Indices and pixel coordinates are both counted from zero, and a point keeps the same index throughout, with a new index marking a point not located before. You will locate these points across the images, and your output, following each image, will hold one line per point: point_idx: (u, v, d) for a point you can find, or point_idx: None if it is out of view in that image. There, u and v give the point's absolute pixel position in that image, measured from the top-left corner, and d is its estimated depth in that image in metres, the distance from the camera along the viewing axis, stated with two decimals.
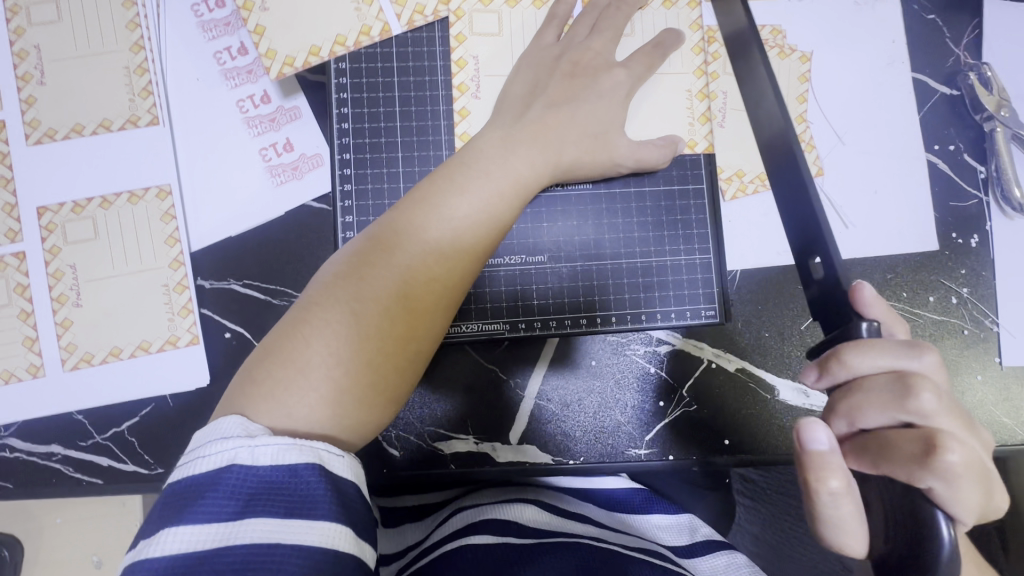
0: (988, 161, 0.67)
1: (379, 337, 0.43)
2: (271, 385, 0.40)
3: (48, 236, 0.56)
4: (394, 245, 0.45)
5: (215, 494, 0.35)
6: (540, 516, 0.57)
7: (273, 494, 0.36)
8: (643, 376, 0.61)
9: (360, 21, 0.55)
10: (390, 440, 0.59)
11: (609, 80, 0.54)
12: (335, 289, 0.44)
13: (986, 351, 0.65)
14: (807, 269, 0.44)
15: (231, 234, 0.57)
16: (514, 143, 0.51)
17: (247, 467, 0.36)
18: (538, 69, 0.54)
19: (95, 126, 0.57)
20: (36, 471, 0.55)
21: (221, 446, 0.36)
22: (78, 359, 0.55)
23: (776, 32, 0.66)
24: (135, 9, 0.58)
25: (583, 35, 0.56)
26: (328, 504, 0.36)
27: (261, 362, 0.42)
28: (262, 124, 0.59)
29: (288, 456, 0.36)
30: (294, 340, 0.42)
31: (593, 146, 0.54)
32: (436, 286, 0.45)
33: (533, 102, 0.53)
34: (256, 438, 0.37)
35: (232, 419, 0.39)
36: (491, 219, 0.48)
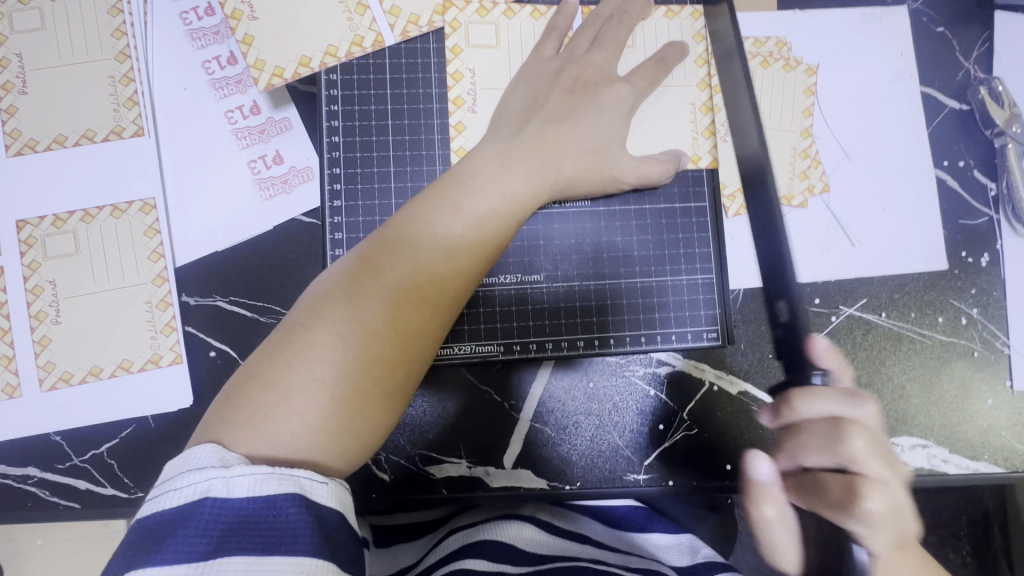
0: (999, 178, 0.65)
1: (367, 364, 0.41)
2: (250, 415, 0.38)
3: (27, 250, 0.54)
4: (385, 266, 0.43)
5: (186, 530, 0.33)
6: (539, 537, 0.56)
7: (249, 528, 0.34)
8: (642, 397, 0.59)
9: (353, 32, 0.53)
10: (381, 463, 0.57)
11: (610, 95, 0.53)
12: (320, 312, 0.41)
13: (997, 374, 0.63)
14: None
15: (217, 250, 0.56)
16: (512, 160, 0.49)
17: (221, 499, 0.34)
18: (537, 82, 0.52)
19: (78, 137, 0.55)
20: (11, 494, 0.53)
21: (193, 479, 0.34)
22: (56, 379, 0.53)
23: (782, 44, 0.64)
24: (122, 16, 0.56)
25: (585, 47, 0.54)
26: (308, 536, 0.34)
27: (238, 389, 0.40)
28: (250, 135, 0.57)
29: (265, 486, 0.35)
30: (275, 367, 0.39)
31: (594, 163, 0.52)
32: (428, 309, 0.44)
33: (532, 117, 0.51)
34: (232, 469, 0.35)
35: (205, 449, 0.37)
36: (487, 240, 0.46)
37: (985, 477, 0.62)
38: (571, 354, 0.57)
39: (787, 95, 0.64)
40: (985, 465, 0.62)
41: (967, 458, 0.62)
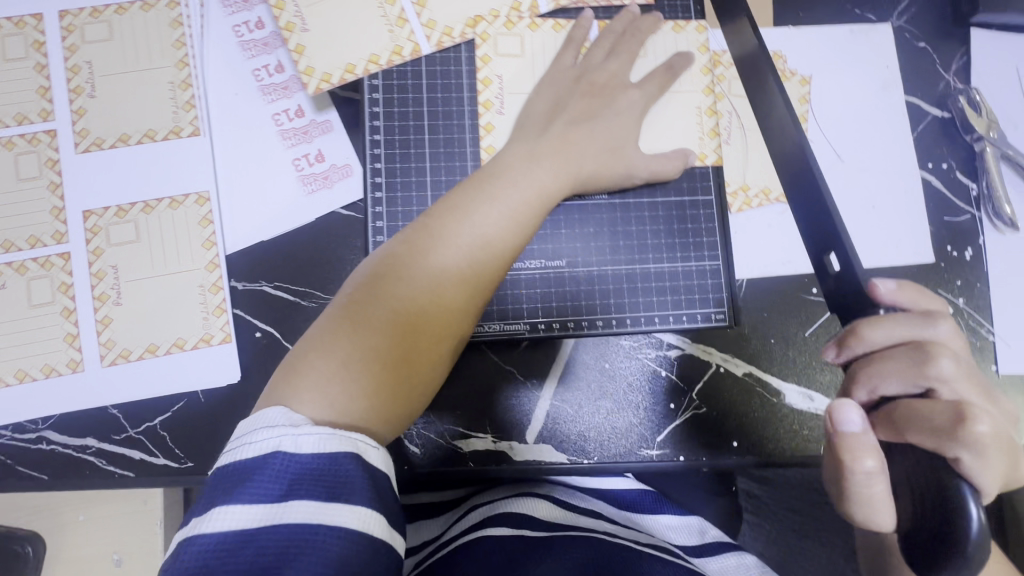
0: (980, 179, 0.71)
1: (413, 332, 0.46)
2: (310, 375, 0.43)
3: (92, 238, 0.59)
4: (426, 248, 0.48)
5: (261, 477, 0.37)
6: (554, 511, 0.59)
7: (315, 480, 0.37)
8: (655, 379, 0.63)
9: (393, 42, 0.59)
10: (412, 438, 0.61)
11: (625, 99, 0.59)
12: (372, 287, 0.47)
13: (983, 359, 0.68)
14: (824, 265, 0.48)
15: (265, 239, 0.61)
16: (539, 158, 0.54)
17: (291, 454, 0.37)
18: (560, 86, 0.59)
19: (140, 136, 0.61)
20: (70, 464, 0.57)
21: (267, 434, 0.38)
22: (116, 356, 0.58)
23: (778, 58, 0.71)
24: (181, 29, 0.63)
25: (601, 57, 0.60)
26: (366, 490, 0.38)
27: (300, 356, 0.44)
28: (295, 136, 0.63)
29: (330, 444, 0.38)
30: (334, 334, 0.44)
31: (610, 160, 0.58)
32: (464, 285, 0.48)
33: (557, 118, 0.57)
34: (300, 426, 0.38)
35: (276, 409, 0.40)
36: (517, 227, 0.52)
37: None
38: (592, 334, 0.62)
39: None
40: None
41: None
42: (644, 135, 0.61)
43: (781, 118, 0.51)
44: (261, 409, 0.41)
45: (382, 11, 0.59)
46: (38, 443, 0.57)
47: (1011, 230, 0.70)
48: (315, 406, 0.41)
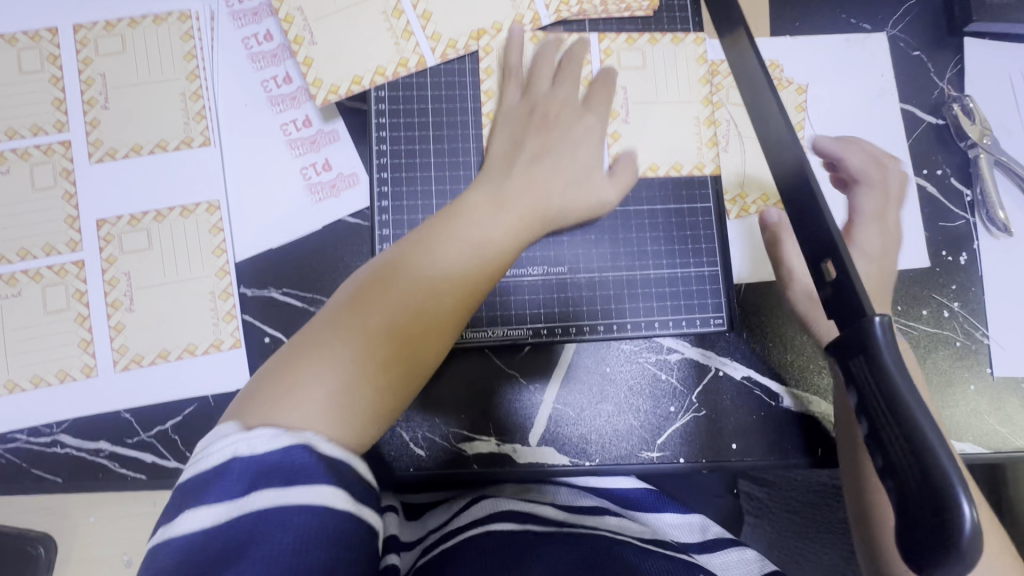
0: (974, 185, 0.72)
1: (417, 339, 0.46)
2: (304, 382, 0.42)
3: (105, 246, 0.60)
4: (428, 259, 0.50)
5: (220, 481, 0.37)
6: (557, 509, 0.59)
7: (270, 474, 0.37)
8: (655, 382, 0.64)
9: (399, 55, 0.61)
10: (418, 440, 0.62)
11: (581, 127, 0.60)
12: (372, 295, 0.47)
13: (978, 362, 0.69)
14: (820, 272, 0.45)
15: (274, 246, 0.62)
16: (512, 193, 0.55)
17: (246, 454, 0.37)
18: (515, 122, 0.60)
19: (152, 146, 0.62)
20: (83, 467, 0.58)
21: (221, 443, 0.38)
22: (128, 361, 0.59)
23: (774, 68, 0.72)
24: (192, 42, 0.64)
25: (546, 86, 0.61)
26: (323, 473, 0.37)
27: (290, 361, 0.44)
28: (303, 145, 0.64)
29: (279, 440, 0.38)
30: (330, 342, 0.44)
31: (577, 193, 0.59)
32: (465, 296, 0.49)
33: (516, 158, 0.58)
34: (250, 428, 0.38)
35: (229, 424, 0.40)
36: (512, 242, 0.54)
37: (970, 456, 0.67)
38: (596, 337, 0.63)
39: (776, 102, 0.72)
40: (969, 446, 0.68)
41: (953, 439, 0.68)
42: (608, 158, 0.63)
43: (777, 121, 0.50)
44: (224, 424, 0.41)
45: (388, 24, 0.60)
46: (52, 447, 0.58)
47: (1006, 235, 0.71)
48: (310, 415, 0.40)
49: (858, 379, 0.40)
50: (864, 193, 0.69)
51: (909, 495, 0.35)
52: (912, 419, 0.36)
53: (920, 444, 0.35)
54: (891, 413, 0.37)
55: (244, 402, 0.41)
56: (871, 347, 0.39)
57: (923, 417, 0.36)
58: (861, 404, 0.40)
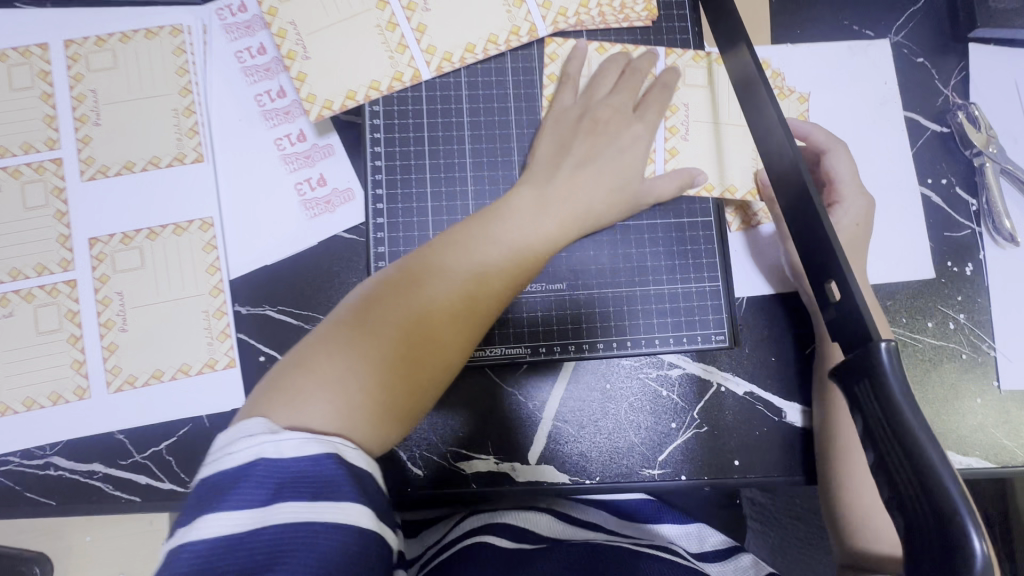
0: (980, 194, 0.71)
1: (413, 360, 0.47)
2: (323, 376, 0.44)
3: (98, 265, 0.59)
4: (443, 259, 0.51)
5: (246, 483, 0.38)
6: (555, 525, 0.62)
7: (299, 482, 0.38)
8: (656, 399, 0.64)
9: (393, 69, 0.60)
10: (415, 460, 0.61)
11: (629, 135, 0.60)
12: (389, 294, 0.49)
13: (984, 375, 0.68)
14: (823, 292, 0.44)
15: (268, 263, 0.61)
16: (549, 202, 0.56)
17: (272, 459, 0.39)
18: (564, 127, 0.60)
19: (145, 163, 0.61)
20: (78, 489, 0.57)
21: (248, 443, 0.39)
22: (122, 382, 0.58)
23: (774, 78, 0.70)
24: (184, 56, 0.63)
25: (605, 91, 0.61)
26: (350, 486, 0.39)
27: (311, 352, 0.46)
28: (298, 160, 0.63)
29: (309, 447, 0.39)
30: (349, 337, 0.46)
31: (623, 200, 0.59)
32: (477, 298, 0.50)
33: (563, 161, 0.58)
34: (280, 432, 0.40)
35: (257, 420, 0.41)
36: (540, 246, 0.54)
37: (977, 471, 0.66)
38: (598, 355, 0.62)
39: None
40: (976, 461, 0.67)
41: (959, 453, 0.66)
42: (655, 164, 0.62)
43: (778, 136, 0.48)
44: (242, 420, 0.42)
45: (382, 38, 0.60)
46: (46, 469, 0.57)
47: (1012, 245, 0.70)
48: (327, 412, 0.43)
49: (862, 402, 0.39)
50: (840, 159, 0.66)
51: (917, 526, 0.35)
52: (919, 447, 0.35)
53: (927, 472, 0.34)
54: (897, 440, 0.36)
55: (268, 389, 0.45)
56: (876, 370, 0.38)
57: (930, 443, 0.35)
58: (865, 428, 0.38)
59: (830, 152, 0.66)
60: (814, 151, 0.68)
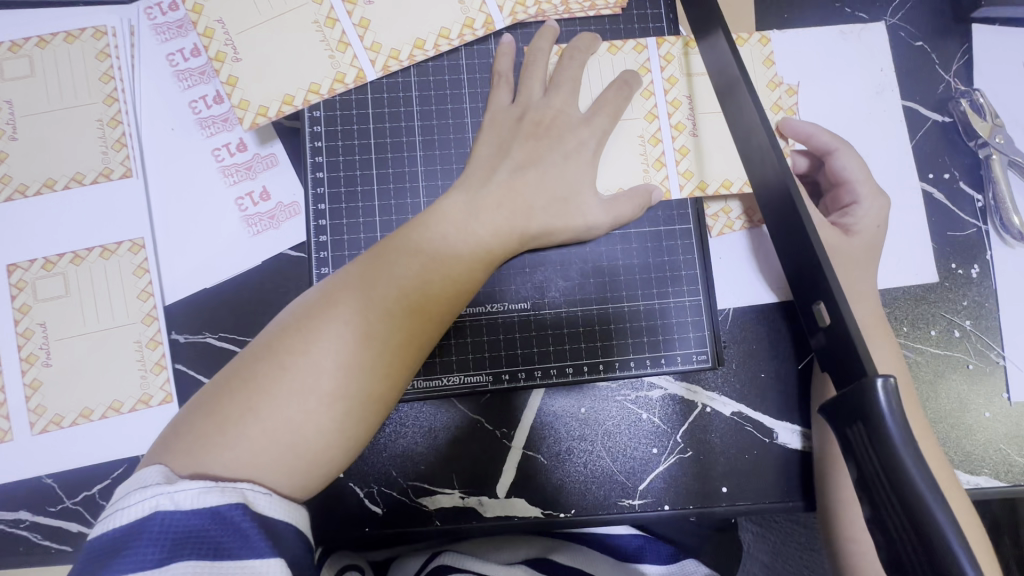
0: (985, 188, 0.65)
1: (345, 399, 0.41)
2: (234, 414, 0.39)
3: (18, 294, 0.55)
4: (375, 275, 0.45)
5: (137, 543, 0.33)
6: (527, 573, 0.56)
7: (198, 539, 0.33)
8: (636, 423, 0.58)
9: (334, 69, 0.54)
10: (373, 497, 0.56)
11: (573, 139, 0.54)
12: (314, 313, 0.43)
13: (994, 386, 0.62)
14: (813, 316, 0.39)
15: (205, 286, 0.56)
16: (478, 209, 0.51)
17: (169, 513, 0.34)
18: (503, 128, 0.54)
19: (67, 180, 0.56)
20: (2, 539, 0.53)
21: (140, 496, 0.34)
22: (47, 422, 0.54)
23: (769, 63, 0.63)
24: (109, 61, 0.58)
25: (539, 92, 0.55)
26: (262, 540, 0.34)
27: (227, 382, 0.41)
28: (238, 172, 0.57)
29: (209, 499, 0.35)
30: (266, 367, 0.41)
31: (563, 210, 0.53)
32: (418, 315, 0.45)
33: (499, 165, 0.53)
34: (177, 483, 0.35)
35: (153, 470, 0.37)
36: (479, 258, 0.50)
37: (989, 492, 0.60)
38: (574, 379, 0.57)
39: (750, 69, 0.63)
40: (988, 481, 0.61)
41: (968, 473, 0.61)
42: (601, 174, 0.56)
43: (761, 140, 0.43)
44: (139, 471, 0.37)
45: (321, 35, 0.54)
46: None
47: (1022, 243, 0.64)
48: (238, 455, 0.38)
49: (856, 448, 0.33)
50: (849, 159, 0.60)
51: None
52: (928, 515, 0.30)
53: (937, 548, 0.29)
54: (900, 502, 0.31)
55: (177, 427, 0.40)
56: (873, 413, 0.32)
57: (941, 510, 0.29)
58: (861, 478, 0.33)
59: (836, 152, 0.60)
60: (817, 153, 0.61)
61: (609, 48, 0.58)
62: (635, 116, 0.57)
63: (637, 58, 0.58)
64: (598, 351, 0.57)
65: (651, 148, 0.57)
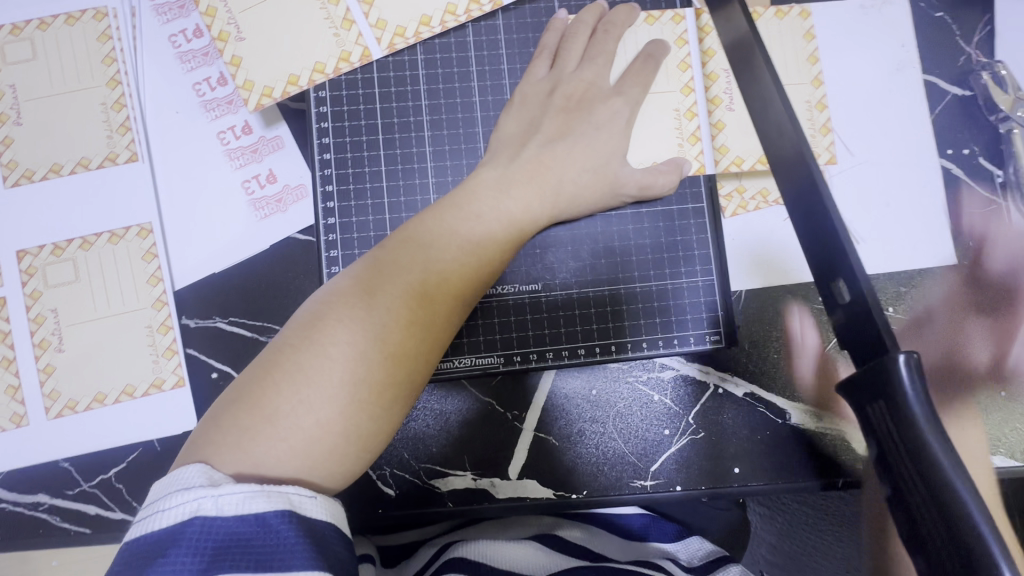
0: (1006, 164, 0.63)
1: (383, 386, 0.41)
2: (268, 400, 0.39)
3: (29, 280, 0.55)
4: (390, 262, 0.45)
5: (179, 549, 0.33)
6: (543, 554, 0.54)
7: (240, 550, 0.33)
8: (647, 404, 0.58)
9: (339, 48, 0.54)
10: (386, 478, 0.56)
11: (606, 110, 0.54)
12: (336, 299, 0.43)
13: (1012, 366, 0.61)
14: (831, 293, 0.37)
15: (214, 270, 0.55)
16: (507, 184, 0.50)
17: (211, 518, 0.34)
18: (530, 105, 0.54)
19: (73, 165, 0.56)
20: (22, 522, 0.53)
21: (183, 498, 0.34)
22: (62, 407, 0.54)
23: (810, 37, 0.63)
24: (111, 43, 0.57)
25: (573, 65, 0.55)
26: (304, 551, 0.34)
27: (264, 371, 0.40)
28: (243, 155, 0.57)
29: (254, 505, 0.34)
30: (305, 355, 0.40)
31: (593, 182, 0.53)
32: (435, 297, 0.45)
33: (530, 140, 0.52)
34: (221, 486, 0.35)
35: (194, 467, 0.36)
36: (507, 239, 0.49)
37: (1004, 472, 0.60)
38: (587, 361, 0.56)
39: (789, 45, 0.62)
40: (1002, 460, 0.60)
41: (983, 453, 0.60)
42: (633, 148, 0.55)
43: (777, 114, 0.41)
44: (180, 467, 0.37)
45: (325, 13, 0.53)
46: None
47: None
48: (286, 447, 0.38)
49: (877, 426, 0.32)
50: None
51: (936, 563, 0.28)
52: (946, 485, 0.28)
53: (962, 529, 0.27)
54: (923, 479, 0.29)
55: (213, 419, 0.39)
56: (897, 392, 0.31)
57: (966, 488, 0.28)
58: (880, 457, 0.32)
59: None
60: None
61: (646, 18, 0.57)
62: (671, 88, 0.56)
63: (675, 29, 0.57)
64: (611, 332, 0.57)
65: (686, 122, 0.56)
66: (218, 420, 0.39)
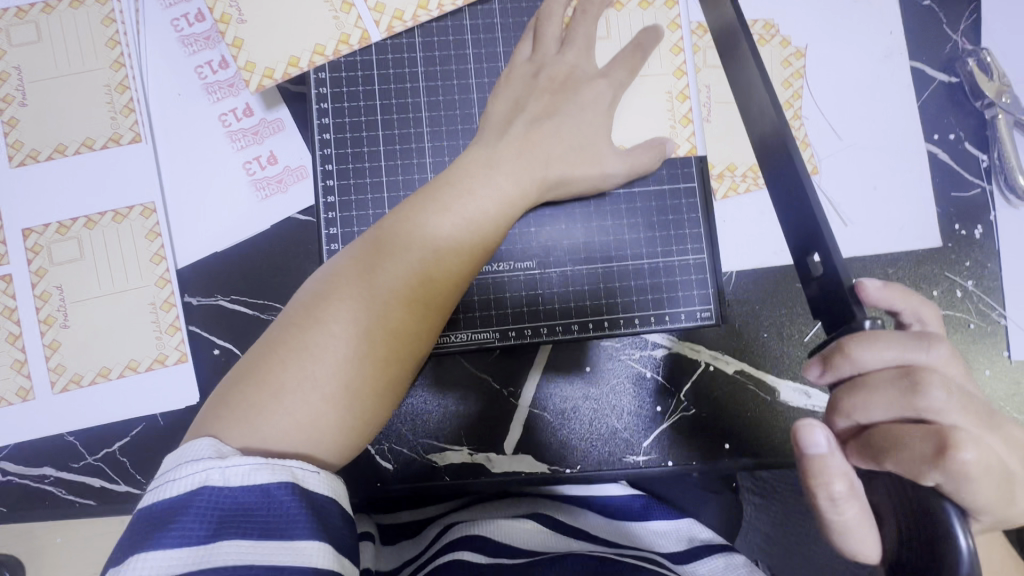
0: (991, 149, 0.65)
1: (383, 356, 0.42)
2: (273, 367, 0.41)
3: (34, 258, 0.56)
4: (388, 237, 0.46)
5: (187, 517, 0.34)
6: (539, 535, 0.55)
7: (246, 519, 0.34)
8: (640, 381, 0.59)
9: (338, 30, 0.55)
10: (385, 453, 0.58)
11: (590, 91, 0.55)
12: (338, 271, 0.44)
13: (994, 345, 0.63)
14: (807, 267, 0.41)
15: (217, 249, 0.57)
16: (499, 162, 0.51)
17: (218, 489, 0.35)
18: (518, 86, 0.55)
19: (77, 146, 0.57)
20: (29, 493, 0.55)
21: (190, 469, 0.35)
22: (67, 382, 0.55)
23: (784, 43, 0.64)
24: (114, 26, 0.58)
25: (559, 48, 0.55)
26: (306, 521, 0.35)
27: (269, 345, 0.42)
28: (245, 137, 0.58)
29: (259, 477, 0.35)
30: (307, 325, 0.42)
31: (584, 162, 0.54)
32: (433, 270, 0.46)
33: (516, 119, 0.54)
34: (227, 458, 0.36)
35: (203, 442, 0.38)
36: (501, 215, 0.51)
37: None
38: (581, 338, 0.58)
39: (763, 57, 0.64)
40: None
41: None
42: (618, 131, 0.57)
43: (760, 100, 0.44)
44: (189, 441, 0.38)
45: None
46: None
47: None
48: (288, 412, 0.39)
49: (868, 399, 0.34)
50: None
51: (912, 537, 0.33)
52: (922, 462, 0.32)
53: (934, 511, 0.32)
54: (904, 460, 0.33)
55: (220, 394, 0.41)
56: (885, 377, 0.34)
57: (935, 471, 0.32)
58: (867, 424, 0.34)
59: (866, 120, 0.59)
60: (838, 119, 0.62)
61: (640, 3, 0.58)
62: (664, 71, 0.58)
63: (668, 14, 0.58)
64: (604, 309, 0.58)
65: (678, 104, 0.58)
66: (225, 389, 0.41)
